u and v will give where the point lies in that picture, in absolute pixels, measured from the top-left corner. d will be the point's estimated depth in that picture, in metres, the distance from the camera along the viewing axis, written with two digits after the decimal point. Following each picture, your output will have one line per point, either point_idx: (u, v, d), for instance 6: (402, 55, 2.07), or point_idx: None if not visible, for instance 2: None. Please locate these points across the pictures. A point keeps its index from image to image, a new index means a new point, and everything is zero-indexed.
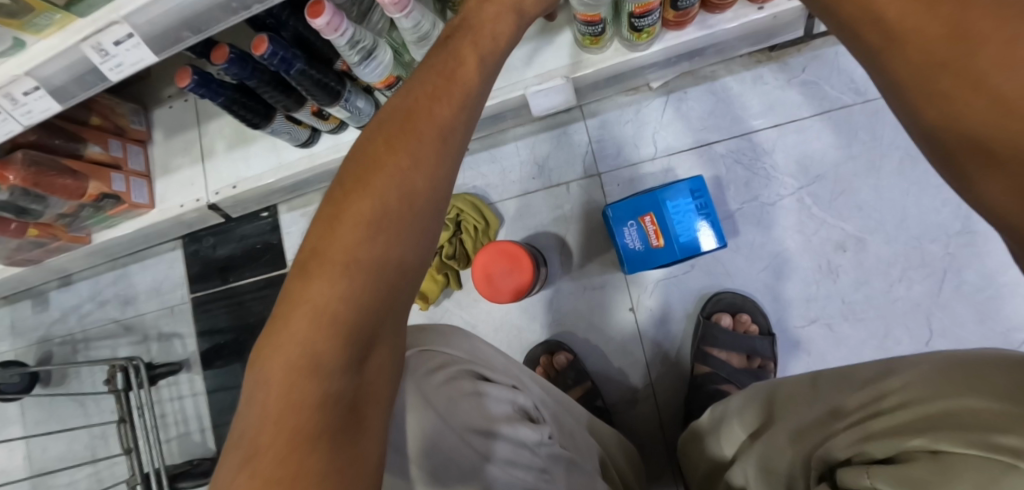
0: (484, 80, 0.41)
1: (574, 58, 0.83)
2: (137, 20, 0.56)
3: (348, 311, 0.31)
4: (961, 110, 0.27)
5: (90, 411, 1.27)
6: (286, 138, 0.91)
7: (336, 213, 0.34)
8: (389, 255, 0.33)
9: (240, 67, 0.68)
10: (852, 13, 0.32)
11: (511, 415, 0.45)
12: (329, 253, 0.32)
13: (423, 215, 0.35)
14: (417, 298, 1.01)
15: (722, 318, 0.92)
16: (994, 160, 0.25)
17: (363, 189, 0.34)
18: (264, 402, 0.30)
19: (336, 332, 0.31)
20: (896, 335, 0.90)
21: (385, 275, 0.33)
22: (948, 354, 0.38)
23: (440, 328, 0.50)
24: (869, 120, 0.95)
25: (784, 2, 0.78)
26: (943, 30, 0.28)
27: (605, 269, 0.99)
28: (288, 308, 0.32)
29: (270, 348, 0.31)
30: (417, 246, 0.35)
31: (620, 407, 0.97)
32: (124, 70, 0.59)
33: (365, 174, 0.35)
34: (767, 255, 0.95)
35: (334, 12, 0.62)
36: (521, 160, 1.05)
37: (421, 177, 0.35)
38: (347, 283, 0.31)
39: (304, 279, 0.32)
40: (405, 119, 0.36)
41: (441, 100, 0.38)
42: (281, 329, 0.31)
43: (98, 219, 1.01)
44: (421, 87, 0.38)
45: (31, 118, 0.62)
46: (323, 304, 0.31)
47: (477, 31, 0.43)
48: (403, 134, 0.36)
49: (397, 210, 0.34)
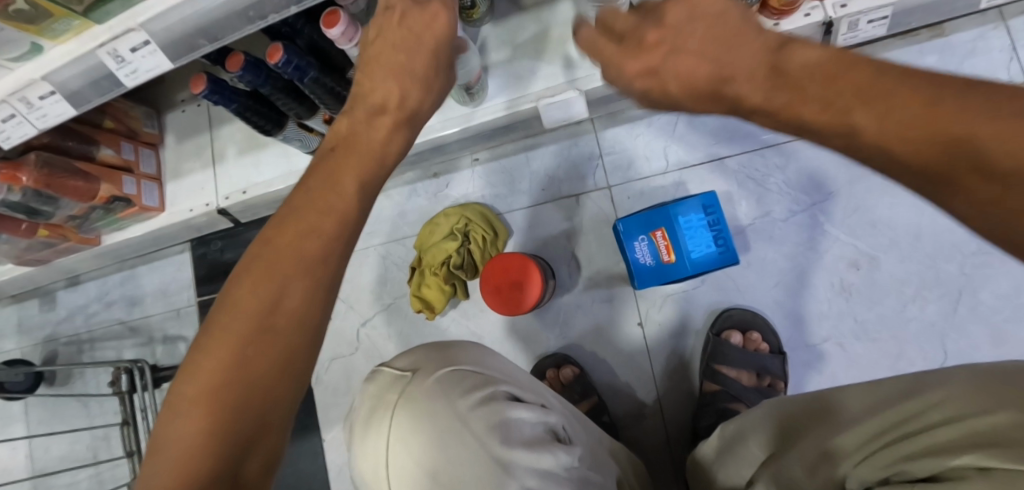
0: (365, 191, 0.43)
1: (585, 72, 0.82)
2: (155, 27, 0.55)
3: (213, 443, 0.33)
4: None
5: (93, 412, 1.27)
6: (298, 145, 0.89)
7: (205, 348, 0.36)
8: (257, 378, 0.35)
9: (254, 74, 0.68)
10: (797, 114, 0.31)
11: (542, 437, 0.46)
12: (198, 374, 0.35)
13: (294, 337, 0.36)
14: (424, 308, 1.00)
15: (732, 335, 0.90)
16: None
17: (243, 299, 0.37)
18: None
19: (203, 459, 0.32)
20: (909, 356, 0.88)
21: (254, 401, 0.35)
22: (984, 368, 0.38)
23: (469, 345, 0.51)
24: None
25: (801, 19, 0.75)
26: (939, 144, 0.24)
27: (613, 282, 0.99)
28: (161, 443, 0.34)
29: (151, 467, 0.33)
30: (293, 365, 0.36)
31: (626, 421, 0.96)
32: (140, 76, 0.58)
33: (239, 293, 0.37)
34: (779, 273, 0.94)
35: (349, 23, 0.63)
36: (531, 171, 1.04)
37: (290, 303, 0.37)
38: (219, 407, 0.34)
39: (177, 402, 0.34)
40: (271, 251, 0.38)
41: (310, 222, 0.39)
42: (155, 465, 0.33)
43: (108, 221, 1.02)
44: (299, 201, 0.41)
45: (45, 122, 0.62)
46: (198, 425, 0.33)
47: (360, 142, 0.46)
48: (278, 248, 0.38)
49: (263, 338, 0.36)
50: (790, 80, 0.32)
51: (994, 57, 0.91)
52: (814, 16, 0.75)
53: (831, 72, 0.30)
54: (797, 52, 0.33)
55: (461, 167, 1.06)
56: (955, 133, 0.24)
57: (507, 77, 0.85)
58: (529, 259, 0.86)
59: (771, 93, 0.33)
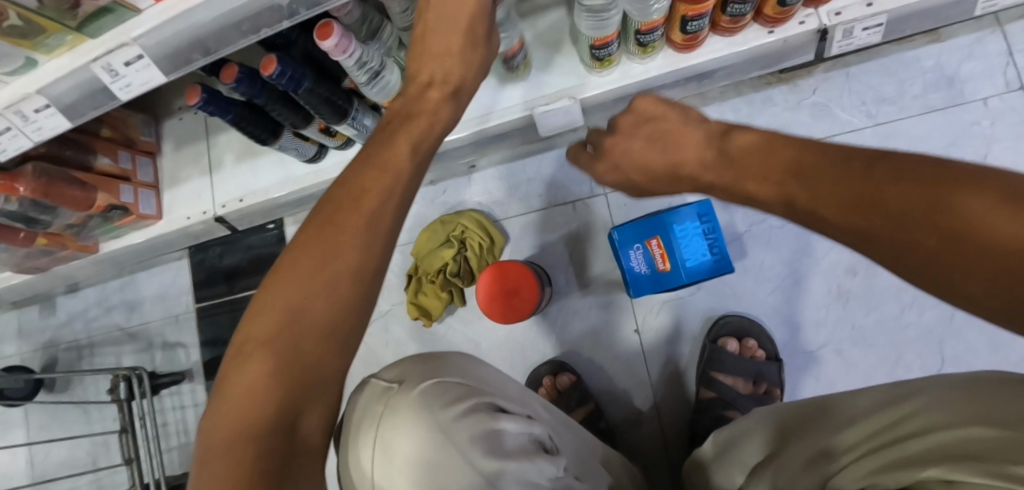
0: (415, 160, 0.48)
1: (580, 80, 0.82)
2: (147, 42, 0.55)
3: (276, 372, 0.38)
4: (965, 230, 0.24)
5: (93, 418, 1.27)
6: (294, 154, 0.89)
7: (272, 292, 0.41)
8: (315, 320, 0.39)
9: (248, 85, 0.68)
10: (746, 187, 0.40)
11: (527, 448, 0.45)
12: (266, 315, 0.40)
13: (351, 284, 0.41)
14: (421, 315, 1.00)
15: (728, 343, 0.90)
16: (989, 278, 0.24)
17: (306, 248, 0.41)
18: (207, 462, 0.36)
19: (269, 389, 0.37)
20: (907, 362, 0.88)
21: (313, 338, 0.39)
22: (962, 377, 0.38)
23: (454, 356, 0.50)
24: (881, 144, 0.93)
25: (795, 26, 0.76)
26: (865, 208, 0.29)
27: (610, 289, 0.99)
28: (232, 373, 0.39)
29: (223, 393, 0.39)
30: (348, 308, 0.40)
31: (623, 428, 0.96)
32: (134, 89, 0.59)
33: (304, 244, 0.42)
34: (776, 279, 0.94)
35: (342, 34, 0.63)
36: (528, 177, 1.04)
37: (348, 252, 0.41)
38: (283, 344, 0.39)
39: (249, 338, 0.40)
40: (334, 208, 0.43)
41: (365, 185, 0.44)
42: (226, 395, 0.38)
43: (106, 228, 1.02)
44: (358, 169, 0.46)
45: (41, 135, 0.63)
46: (257, 371, 0.38)
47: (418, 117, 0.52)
48: (339, 206, 0.43)
49: (322, 284, 0.40)
50: (735, 160, 0.42)
51: (991, 62, 0.90)
52: (809, 24, 0.75)
53: (759, 158, 0.39)
54: (738, 137, 0.43)
55: (457, 173, 1.06)
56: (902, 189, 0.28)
57: (503, 85, 0.85)
58: (524, 267, 0.87)
59: (721, 169, 0.43)
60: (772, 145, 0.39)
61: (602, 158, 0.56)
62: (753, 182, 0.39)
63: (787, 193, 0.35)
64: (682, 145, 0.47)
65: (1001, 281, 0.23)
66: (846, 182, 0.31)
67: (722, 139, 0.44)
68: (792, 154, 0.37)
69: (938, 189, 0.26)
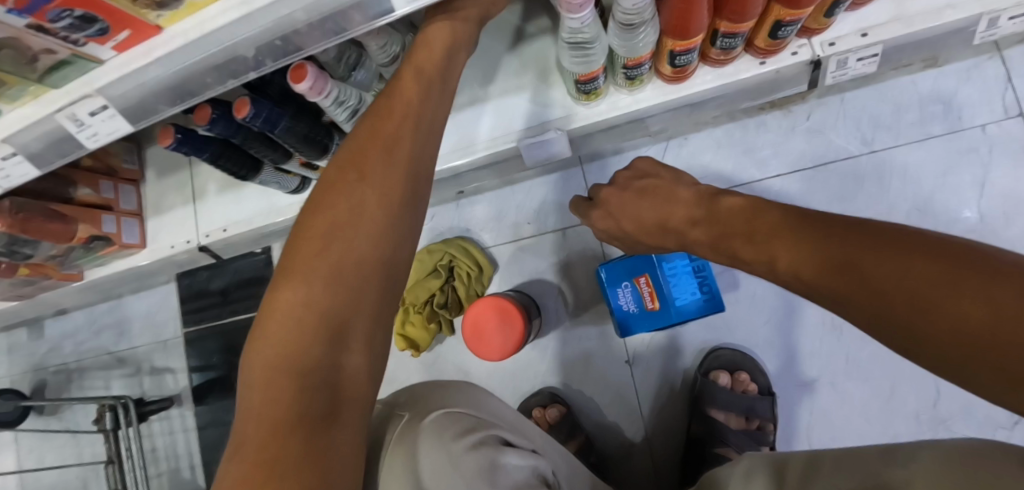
0: (422, 100, 0.54)
1: (567, 111, 0.80)
2: (111, 93, 0.53)
3: (313, 305, 0.42)
4: (888, 266, 0.31)
5: (82, 442, 1.26)
6: (275, 187, 0.88)
7: (302, 241, 0.46)
8: (347, 257, 0.44)
9: (223, 125, 0.66)
10: (733, 250, 0.50)
11: (526, 479, 0.52)
12: (295, 258, 0.45)
13: (370, 220, 0.46)
14: (409, 346, 0.99)
15: (720, 376, 0.88)
16: (938, 307, 0.28)
17: (328, 198, 0.47)
18: (253, 401, 0.40)
19: (306, 327, 0.41)
20: (902, 395, 0.86)
21: (346, 273, 0.44)
22: (947, 444, 0.36)
23: (464, 391, 0.60)
24: (876, 171, 0.91)
25: (787, 57, 0.73)
26: (833, 267, 0.35)
27: (599, 319, 0.97)
28: (265, 317, 0.43)
29: (258, 336, 0.42)
30: (372, 241, 0.45)
31: (614, 460, 0.94)
32: (101, 139, 0.57)
33: (327, 194, 0.47)
34: (770, 309, 0.92)
35: (317, 76, 0.61)
36: (517, 204, 1.02)
37: (368, 190, 0.47)
38: (317, 280, 0.43)
39: (279, 283, 0.44)
40: (351, 158, 0.49)
41: (379, 134, 0.50)
42: (262, 336, 0.42)
43: (89, 258, 1.00)
44: (371, 123, 0.51)
45: (9, 181, 0.61)
46: (292, 306, 0.42)
47: (418, 58, 0.56)
48: (357, 157, 0.49)
49: (346, 219, 0.46)
50: (726, 219, 0.52)
51: (989, 88, 0.88)
52: (802, 55, 0.73)
53: (746, 219, 0.48)
54: (725, 199, 0.54)
55: (446, 199, 1.04)
56: (841, 257, 0.35)
57: (488, 115, 0.83)
58: (508, 300, 0.85)
59: (716, 240, 0.52)
60: (759, 209, 0.48)
61: (598, 206, 0.73)
62: (739, 240, 0.48)
63: (768, 249, 0.43)
64: (669, 198, 0.62)
65: (909, 306, 0.29)
66: (821, 244, 0.38)
67: (713, 200, 0.56)
68: (778, 216, 0.45)
69: (874, 254, 0.33)
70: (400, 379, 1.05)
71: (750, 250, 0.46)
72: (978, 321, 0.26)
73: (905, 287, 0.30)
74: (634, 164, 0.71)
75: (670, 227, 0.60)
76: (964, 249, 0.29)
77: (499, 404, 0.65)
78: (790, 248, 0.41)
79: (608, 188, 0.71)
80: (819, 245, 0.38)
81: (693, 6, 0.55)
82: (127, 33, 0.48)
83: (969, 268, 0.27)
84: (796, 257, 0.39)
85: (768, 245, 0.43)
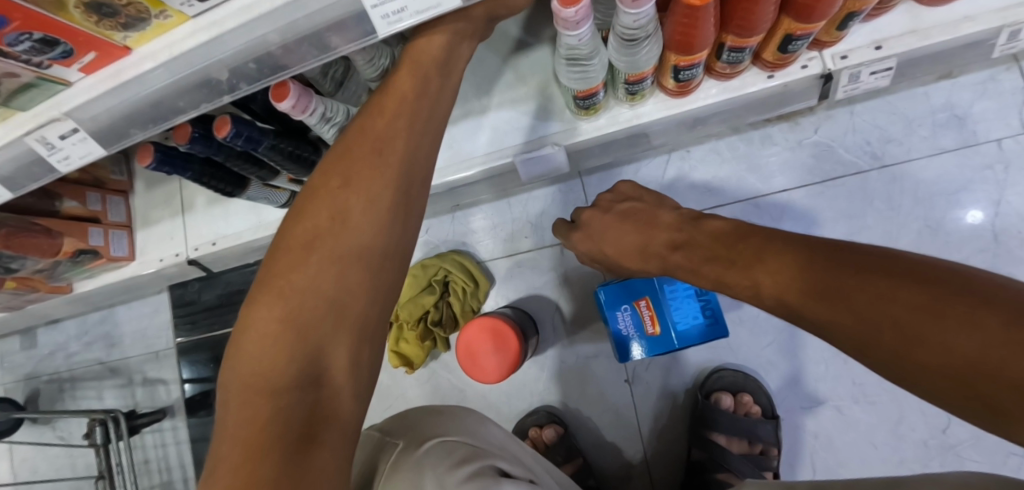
0: (421, 88, 0.48)
1: (565, 124, 0.77)
2: (82, 116, 0.51)
3: (292, 319, 0.40)
4: (900, 298, 0.31)
5: (74, 454, 1.25)
6: (265, 202, 0.85)
7: (283, 250, 0.43)
8: (330, 269, 0.41)
9: (204, 145, 0.63)
10: (719, 275, 0.48)
11: None
12: (275, 269, 0.42)
13: (356, 225, 0.43)
14: (402, 363, 0.97)
15: (722, 399, 0.85)
16: (972, 329, 0.27)
17: (312, 203, 0.44)
18: (227, 421, 0.37)
19: (284, 342, 0.39)
20: (911, 420, 0.83)
21: (329, 285, 0.41)
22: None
23: (462, 419, 0.58)
24: (887, 188, 0.88)
25: (796, 70, 0.70)
26: (842, 297, 0.35)
27: (598, 337, 0.94)
28: (243, 331, 0.41)
29: (235, 351, 0.40)
30: (359, 249, 0.42)
31: (613, 482, 0.92)
32: (73, 162, 0.54)
33: (311, 199, 0.44)
34: (774, 330, 0.89)
35: (300, 94, 0.58)
36: (514, 218, 0.99)
37: (353, 193, 0.43)
38: (298, 292, 0.40)
39: (258, 295, 0.41)
40: (338, 157, 0.45)
41: (369, 130, 0.46)
42: (239, 351, 0.40)
43: (77, 270, 0.98)
44: (363, 118, 0.47)
45: None
46: (271, 319, 0.40)
47: (416, 53, 0.49)
48: (343, 156, 0.45)
49: (330, 226, 0.43)
50: (716, 241, 0.51)
51: (1006, 101, 0.84)
52: (812, 68, 0.69)
53: (727, 244, 0.49)
54: (711, 223, 0.54)
55: (440, 212, 1.02)
56: (841, 287, 0.35)
57: (483, 130, 0.80)
58: (504, 323, 0.82)
59: (704, 263, 0.51)
60: (741, 233, 0.49)
61: (579, 230, 0.70)
62: (722, 265, 0.48)
63: (751, 273, 0.44)
64: (653, 222, 0.61)
65: (925, 334, 0.29)
66: (825, 272, 0.37)
67: (694, 224, 0.56)
68: (758, 240, 0.46)
69: (881, 284, 0.33)
70: (394, 395, 1.02)
71: (732, 274, 0.46)
72: (964, 351, 0.27)
73: (891, 316, 0.31)
74: (616, 188, 0.71)
75: (649, 252, 0.59)
76: (945, 277, 0.31)
77: (492, 427, 0.63)
78: (786, 276, 0.40)
79: (590, 210, 0.70)
80: (821, 273, 0.37)
81: (698, 22, 0.52)
82: (93, 55, 0.45)
83: (951, 295, 0.29)
84: (781, 281, 0.41)
85: (751, 270, 0.44)
